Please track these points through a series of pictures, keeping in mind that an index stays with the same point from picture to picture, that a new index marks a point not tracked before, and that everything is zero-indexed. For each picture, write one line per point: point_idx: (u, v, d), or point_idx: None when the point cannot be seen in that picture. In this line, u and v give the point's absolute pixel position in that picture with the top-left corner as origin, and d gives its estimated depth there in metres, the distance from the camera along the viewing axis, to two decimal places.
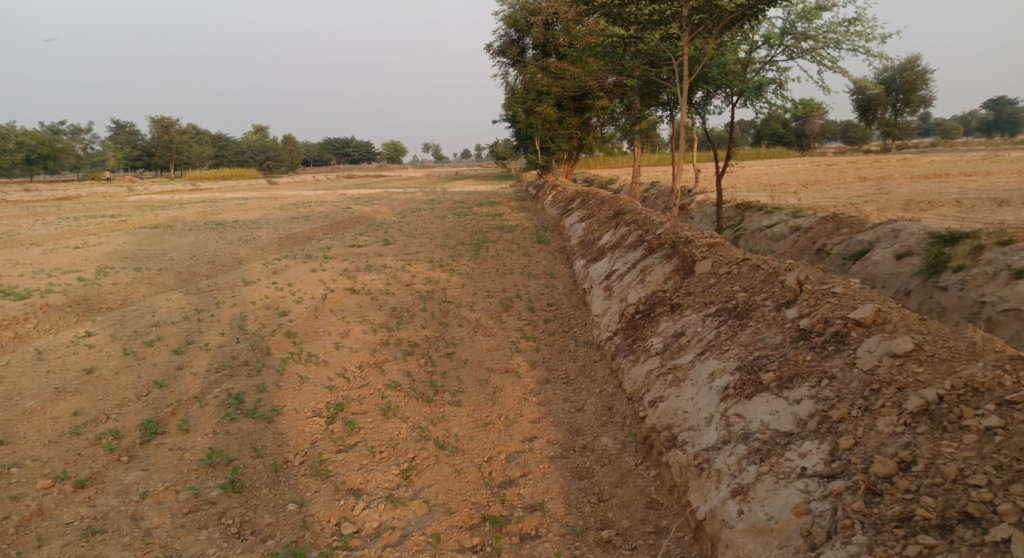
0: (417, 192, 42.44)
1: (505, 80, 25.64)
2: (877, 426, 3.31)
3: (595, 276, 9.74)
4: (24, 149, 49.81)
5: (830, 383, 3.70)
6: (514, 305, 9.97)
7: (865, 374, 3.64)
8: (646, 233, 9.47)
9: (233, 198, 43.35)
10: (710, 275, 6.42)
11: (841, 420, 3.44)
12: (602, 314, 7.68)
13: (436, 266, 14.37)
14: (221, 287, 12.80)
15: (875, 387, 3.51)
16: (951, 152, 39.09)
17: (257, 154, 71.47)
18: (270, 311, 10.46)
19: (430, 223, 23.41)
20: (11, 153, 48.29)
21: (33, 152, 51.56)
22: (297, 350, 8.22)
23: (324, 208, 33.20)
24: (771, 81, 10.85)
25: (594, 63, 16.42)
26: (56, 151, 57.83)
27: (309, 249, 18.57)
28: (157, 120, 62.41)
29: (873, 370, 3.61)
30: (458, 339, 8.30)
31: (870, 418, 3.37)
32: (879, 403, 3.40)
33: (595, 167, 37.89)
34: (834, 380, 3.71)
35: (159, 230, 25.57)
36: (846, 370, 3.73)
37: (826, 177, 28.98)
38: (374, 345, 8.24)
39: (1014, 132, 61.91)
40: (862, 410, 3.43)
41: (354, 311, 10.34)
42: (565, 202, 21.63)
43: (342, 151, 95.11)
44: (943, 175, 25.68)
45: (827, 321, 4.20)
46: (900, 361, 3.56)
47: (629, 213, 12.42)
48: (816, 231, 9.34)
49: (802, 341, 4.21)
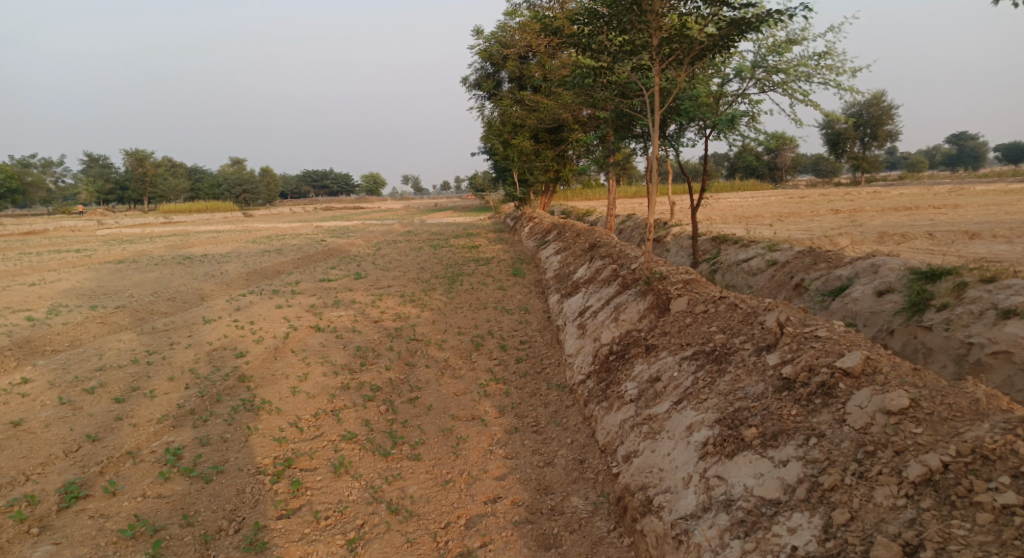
0: (394, 223, 42.11)
1: (481, 113, 25.66)
2: (875, 498, 2.97)
3: (569, 312, 9.38)
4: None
5: (819, 443, 3.36)
6: (486, 343, 9.55)
7: (857, 434, 3.31)
8: (620, 267, 9.17)
9: (205, 231, 42.49)
10: (686, 314, 6.10)
11: (833, 489, 3.09)
12: (575, 354, 7.30)
13: (408, 301, 13.93)
14: (179, 326, 12.18)
15: (870, 449, 3.18)
16: (918, 184, 40.05)
17: (233, 186, 70.67)
18: (227, 352, 9.90)
19: (405, 256, 23.00)
20: None
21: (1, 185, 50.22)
22: (251, 396, 7.68)
23: (298, 241, 32.62)
24: (743, 114, 10.80)
25: (567, 96, 16.39)
26: (25, 184, 56.51)
27: (277, 283, 17.98)
28: (131, 152, 61.53)
29: (866, 429, 3.29)
30: (424, 382, 7.84)
31: (866, 487, 3.03)
32: (875, 469, 3.07)
33: (572, 199, 37.99)
34: (823, 439, 3.37)
35: (124, 265, 24.75)
36: (835, 427, 3.40)
37: (799, 208, 29.32)
38: (334, 390, 7.74)
39: (976, 165, 63.90)
40: (857, 477, 3.09)
41: (317, 351, 9.84)
42: (541, 235, 21.42)
43: (319, 183, 94.68)
44: (912, 207, 26.12)
45: (812, 369, 3.88)
46: (896, 420, 3.24)
47: (604, 246, 12.16)
48: (794, 266, 9.14)
49: (786, 392, 3.88)
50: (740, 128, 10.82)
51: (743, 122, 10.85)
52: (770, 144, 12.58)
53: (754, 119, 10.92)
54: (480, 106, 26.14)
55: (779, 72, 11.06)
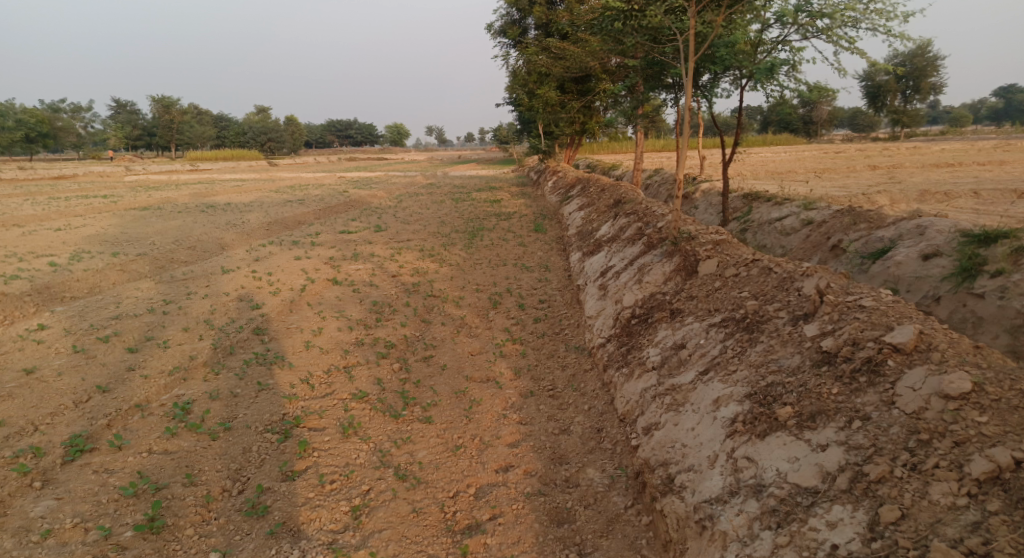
0: (417, 175, 41.70)
1: (506, 62, 24.80)
2: (929, 495, 2.71)
3: (590, 272, 9.02)
4: (21, 127, 48.84)
5: (865, 428, 3.07)
6: (504, 301, 9.28)
7: (909, 419, 3.00)
8: (646, 226, 8.73)
9: (230, 180, 42.53)
10: (715, 277, 5.71)
11: (881, 481, 2.83)
12: (596, 316, 6.98)
13: (426, 256, 13.69)
14: (197, 276, 12.11)
15: (924, 439, 2.89)
16: (961, 141, 38.10)
17: (257, 135, 70.38)
18: (243, 304, 9.79)
19: (426, 209, 22.68)
20: (8, 130, 47.56)
21: (33, 130, 50.67)
22: (264, 350, 7.55)
23: (320, 191, 32.43)
24: (783, 63, 10.06)
25: (595, 44, 15.58)
26: (55, 130, 56.94)
27: (297, 234, 17.83)
28: (157, 100, 61.44)
29: (919, 414, 3.00)
30: (438, 340, 7.62)
31: (921, 482, 2.76)
32: (931, 462, 2.79)
33: (598, 152, 36.98)
34: (869, 423, 3.08)
35: (149, 212, 24.83)
36: (883, 410, 3.10)
37: (834, 165, 28.11)
38: (347, 346, 7.58)
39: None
40: (910, 470, 2.82)
41: (333, 305, 9.70)
42: (565, 189, 20.84)
43: (343, 132, 93.92)
44: (955, 165, 24.82)
45: (856, 343, 3.52)
46: (956, 405, 2.93)
47: (630, 203, 11.67)
48: (831, 226, 8.59)
49: (825, 366, 3.54)
50: (780, 78, 10.09)
51: (782, 71, 10.12)
52: (809, 95, 11.81)
53: (794, 69, 10.17)
54: (505, 54, 25.19)
55: (824, 18, 10.22)
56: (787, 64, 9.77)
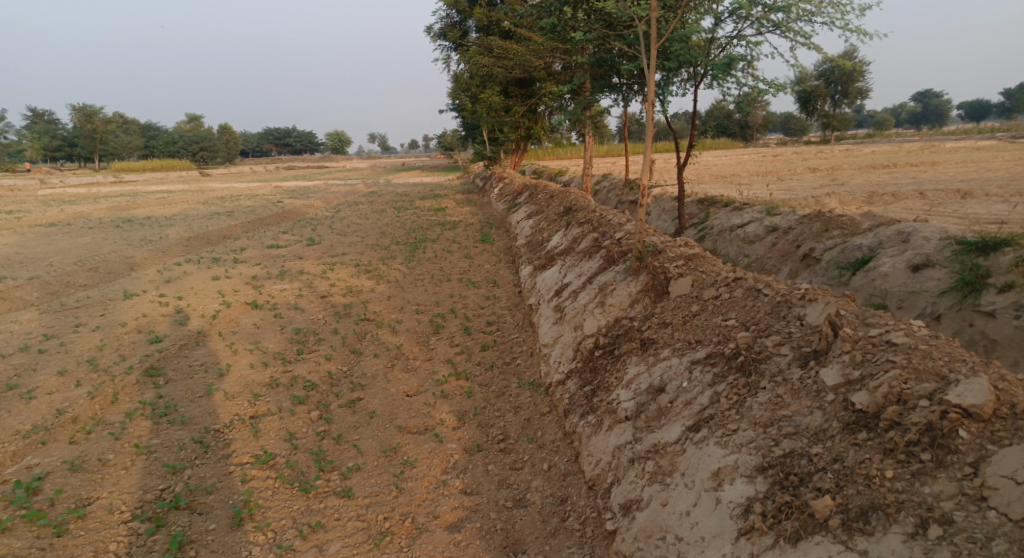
0: (358, 183, 40.04)
1: (447, 66, 23.86)
2: None
3: (543, 290, 8.04)
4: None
5: (954, 540, 2.37)
6: (447, 324, 8.24)
7: (1016, 527, 2.32)
8: (603, 238, 7.85)
9: (156, 191, 39.68)
10: (690, 300, 4.86)
11: None
12: (552, 345, 6.01)
13: (363, 272, 12.48)
14: (93, 302, 10.47)
15: None
16: (889, 143, 39.46)
17: (188, 143, 66.67)
18: (141, 336, 8.33)
19: (366, 220, 21.33)
20: None
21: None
22: (154, 398, 6.22)
23: (253, 202, 30.39)
24: (740, 58, 9.37)
25: (539, 43, 14.74)
26: None
27: (220, 250, 16.19)
28: (78, 107, 57.29)
29: None
30: (369, 377, 6.48)
31: None
32: None
33: (544, 158, 36.35)
34: (959, 531, 2.38)
35: (56, 228, 22.40)
36: (974, 512, 2.41)
37: (775, 167, 28.38)
38: (258, 389, 6.36)
39: (939, 124, 63.92)
40: None
41: (249, 335, 8.40)
42: (511, 197, 19.93)
43: (280, 141, 90.46)
44: (889, 166, 25.36)
45: (908, 405, 2.84)
46: None
47: (582, 210, 10.82)
48: (799, 232, 7.96)
49: (869, 438, 2.82)
50: (736, 74, 9.39)
51: (738, 68, 9.43)
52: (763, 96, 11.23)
53: (750, 65, 9.50)
54: (446, 57, 24.17)
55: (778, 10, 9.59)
56: (743, 59, 9.15)
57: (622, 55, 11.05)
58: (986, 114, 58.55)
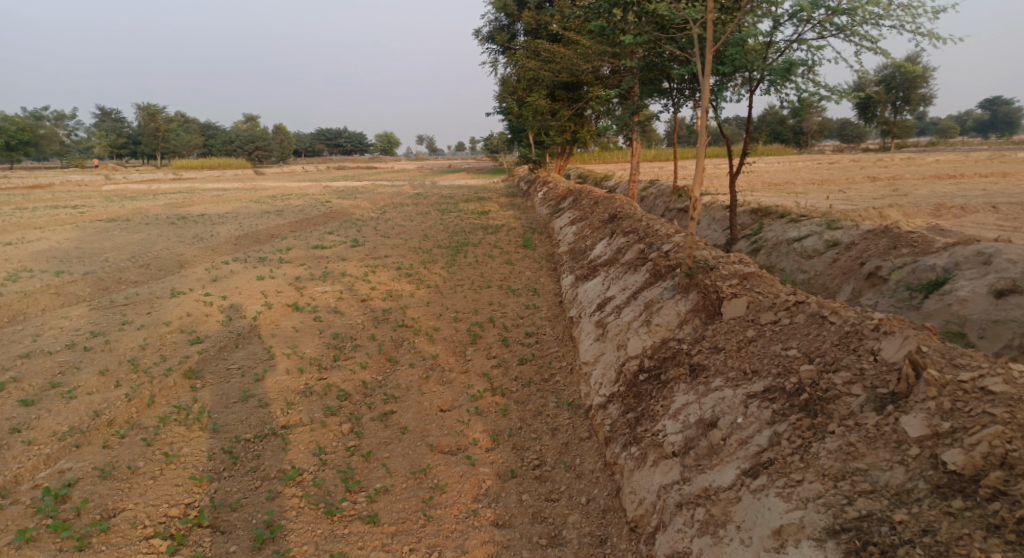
0: (404, 185, 40.47)
1: (494, 69, 23.79)
2: None
3: (585, 302, 7.71)
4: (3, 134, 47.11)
5: None
6: (485, 334, 8.02)
7: None
8: (649, 249, 7.49)
9: (211, 188, 41.00)
10: (745, 324, 4.48)
11: None
12: (593, 363, 5.69)
13: (403, 275, 12.42)
14: (141, 300, 10.69)
15: None
16: (955, 150, 37.37)
17: (244, 142, 68.89)
18: (182, 336, 8.43)
19: (409, 222, 21.40)
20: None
21: (14, 138, 48.70)
22: (188, 402, 6.23)
23: (301, 201, 30.99)
24: (801, 62, 8.83)
25: (588, 46, 14.42)
26: (39, 136, 55.23)
27: (266, 250, 16.46)
28: (143, 107, 59.85)
29: None
30: (403, 388, 6.30)
31: None
32: None
33: (589, 162, 35.89)
34: None
35: (116, 224, 23.31)
36: None
37: (831, 175, 27.19)
38: (291, 397, 6.28)
39: (1009, 132, 60.34)
40: None
41: (287, 338, 8.38)
42: (555, 201, 19.64)
43: (331, 141, 92.50)
44: (955, 175, 23.95)
45: (1015, 472, 2.47)
46: None
47: (628, 218, 10.44)
48: (863, 248, 7.42)
49: (969, 509, 2.47)
50: (796, 80, 8.85)
51: (798, 73, 8.89)
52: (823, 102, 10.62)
53: (812, 70, 8.95)
54: (494, 60, 24.09)
55: (844, 12, 9.01)
56: (804, 64, 8.63)
57: (674, 59, 10.62)
58: None
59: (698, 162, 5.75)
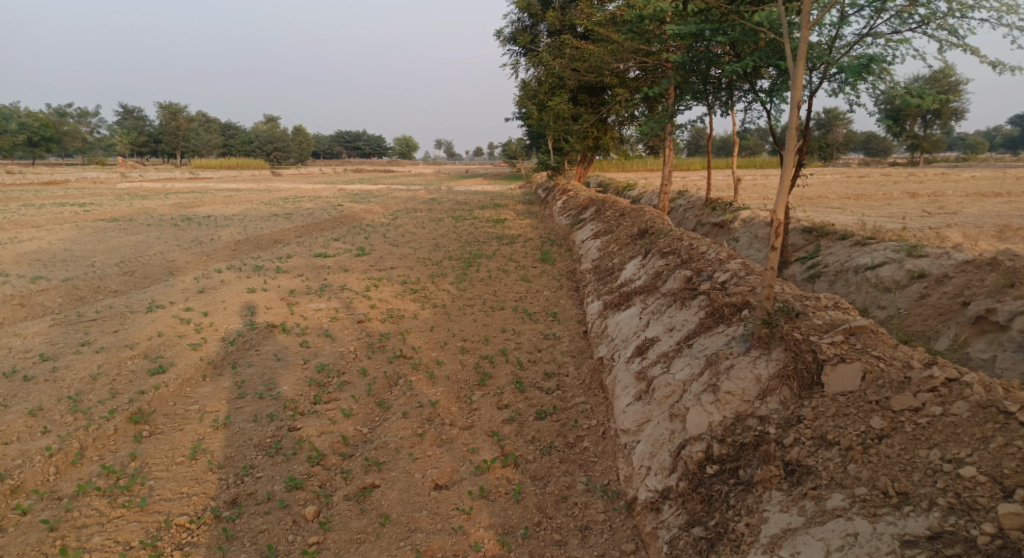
0: (419, 189, 39.27)
1: (515, 71, 22.68)
2: None
3: (618, 339, 6.32)
4: (25, 130, 46.80)
5: None
6: (497, 372, 6.74)
7: None
8: (699, 279, 6.14)
9: (225, 189, 40.18)
10: (865, 405, 3.16)
11: None
12: (636, 434, 4.37)
13: (408, 291, 11.21)
14: (112, 314, 9.56)
15: None
16: (990, 166, 35.46)
17: (263, 143, 68.36)
18: (143, 364, 7.24)
19: (421, 229, 20.21)
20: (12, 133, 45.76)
21: (35, 134, 48.27)
22: (123, 459, 5.02)
23: (313, 204, 29.88)
24: (880, 57, 7.42)
25: (621, 42, 13.11)
26: (61, 133, 54.91)
27: (265, 257, 15.33)
28: (165, 106, 59.56)
29: None
30: (390, 450, 5.05)
31: None
32: None
33: (610, 171, 34.56)
34: None
35: (117, 224, 22.39)
36: None
37: (866, 189, 25.57)
38: (252, 457, 5.04)
39: None
40: None
41: (264, 370, 7.17)
42: (575, 211, 18.33)
43: (351, 143, 92.23)
44: (1002, 193, 22.27)
45: None
46: None
47: (663, 236, 9.11)
48: (963, 283, 6.04)
49: None
50: (873, 79, 7.47)
51: (875, 71, 7.51)
52: (884, 110, 9.27)
53: (890, 68, 7.56)
54: (515, 63, 22.91)
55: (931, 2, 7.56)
56: (880, 59, 7.27)
57: (723, 53, 9.27)
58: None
59: (784, 171, 4.40)
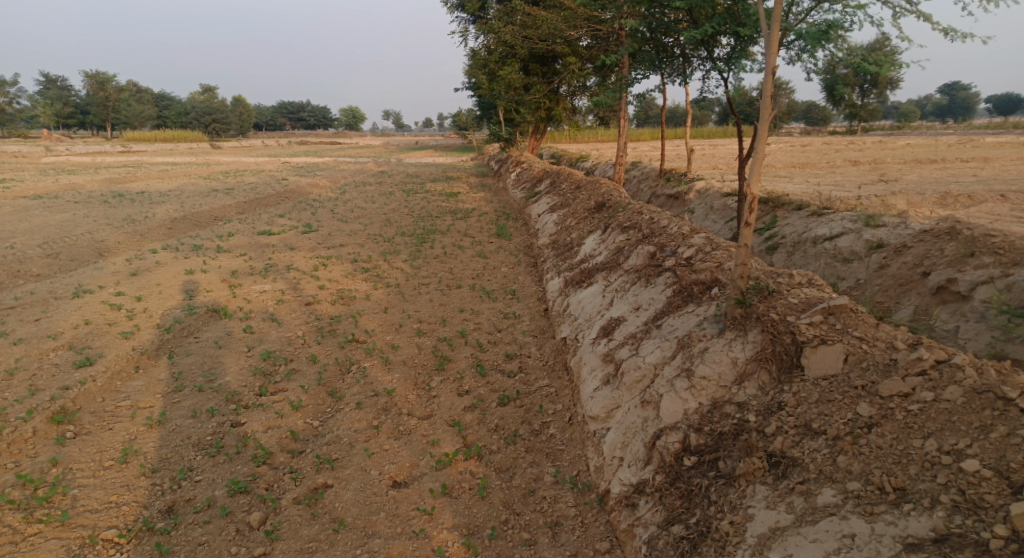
0: (368, 162, 38.00)
1: (464, 39, 21.93)
2: None
3: (581, 319, 6.08)
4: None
5: None
6: (456, 355, 6.41)
7: None
8: (663, 254, 5.93)
9: (160, 163, 37.93)
10: (850, 391, 3.05)
11: None
12: (605, 421, 4.15)
13: (359, 270, 10.69)
14: (32, 301, 8.70)
15: None
16: (923, 135, 36.83)
17: (201, 114, 64.83)
18: (67, 356, 6.56)
19: (371, 204, 19.48)
20: None
21: None
22: (43, 466, 4.41)
23: (256, 178, 28.49)
24: (838, 24, 7.28)
25: (574, 7, 12.70)
26: None
27: (204, 235, 14.42)
28: (90, 74, 55.61)
29: None
30: (344, 444, 4.68)
31: None
32: None
33: (563, 142, 34.27)
34: None
35: (39, 201, 20.68)
36: None
37: (811, 158, 26.11)
38: (191, 457, 4.57)
39: (966, 117, 60.54)
40: None
41: (203, 359, 6.62)
42: (530, 183, 17.99)
43: (295, 114, 88.70)
44: (937, 160, 23.10)
45: None
46: None
47: (622, 210, 8.90)
48: (922, 253, 6.06)
49: None
50: (832, 46, 7.33)
51: (834, 37, 7.37)
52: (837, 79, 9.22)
53: (847, 35, 7.44)
54: (464, 30, 22.13)
55: None
56: (838, 24, 7.12)
57: (681, 19, 8.98)
58: (1015, 105, 54.35)
59: (758, 141, 4.18)
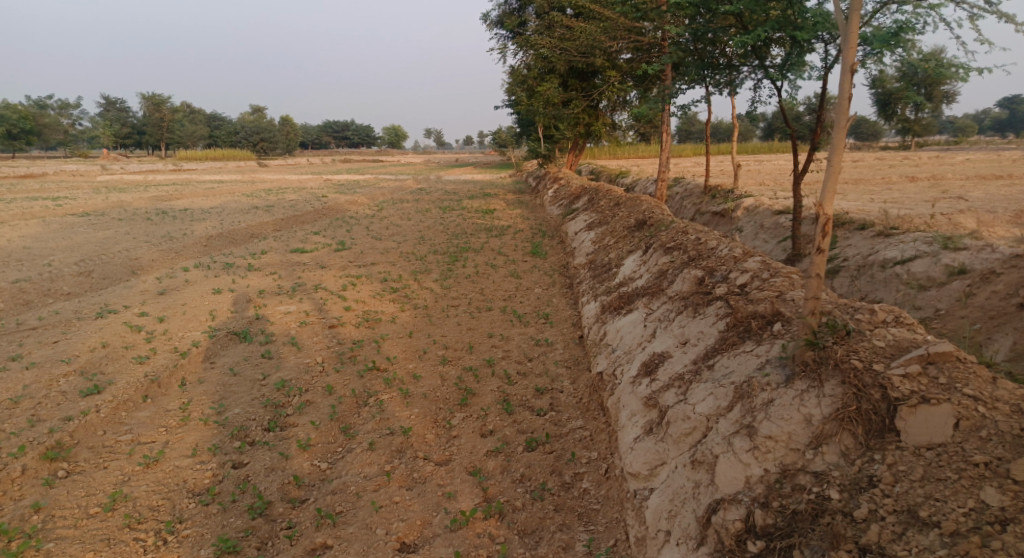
0: (407, 179, 38.06)
1: (502, 56, 21.71)
2: None
3: (620, 351, 5.47)
4: (4, 123, 45.19)
5: None
6: (482, 388, 5.86)
7: None
8: (713, 280, 5.29)
9: (208, 181, 38.95)
10: (967, 469, 2.45)
11: None
12: (647, 480, 3.53)
13: (387, 291, 10.31)
14: (56, 321, 8.58)
15: None
16: (982, 149, 34.90)
17: (250, 133, 66.75)
18: (77, 382, 6.33)
19: (406, 221, 19.26)
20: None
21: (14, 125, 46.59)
22: (23, 513, 4.10)
23: (296, 196, 28.78)
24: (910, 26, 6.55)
25: (614, 18, 12.20)
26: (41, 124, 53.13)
27: (238, 253, 14.35)
28: (148, 96, 58.08)
29: None
30: (348, 493, 4.20)
31: None
32: None
33: (602, 158, 33.73)
34: None
35: (87, 218, 21.19)
36: None
37: (864, 173, 24.83)
38: (182, 506, 4.19)
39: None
40: None
41: (214, 387, 6.27)
42: (567, 200, 17.46)
43: (339, 133, 90.64)
44: (1003, 176, 21.60)
45: None
46: None
47: (665, 228, 8.27)
48: (1017, 282, 5.26)
49: None
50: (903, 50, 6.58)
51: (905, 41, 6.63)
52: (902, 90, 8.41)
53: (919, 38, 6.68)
54: (502, 47, 21.92)
55: None
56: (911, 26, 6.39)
57: (730, 25, 8.35)
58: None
59: (833, 150, 3.53)
